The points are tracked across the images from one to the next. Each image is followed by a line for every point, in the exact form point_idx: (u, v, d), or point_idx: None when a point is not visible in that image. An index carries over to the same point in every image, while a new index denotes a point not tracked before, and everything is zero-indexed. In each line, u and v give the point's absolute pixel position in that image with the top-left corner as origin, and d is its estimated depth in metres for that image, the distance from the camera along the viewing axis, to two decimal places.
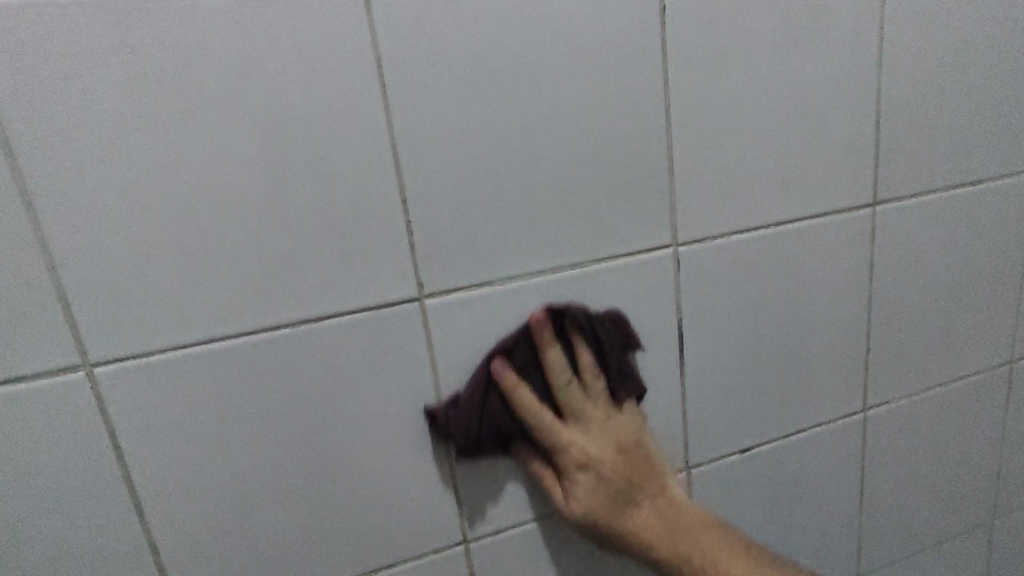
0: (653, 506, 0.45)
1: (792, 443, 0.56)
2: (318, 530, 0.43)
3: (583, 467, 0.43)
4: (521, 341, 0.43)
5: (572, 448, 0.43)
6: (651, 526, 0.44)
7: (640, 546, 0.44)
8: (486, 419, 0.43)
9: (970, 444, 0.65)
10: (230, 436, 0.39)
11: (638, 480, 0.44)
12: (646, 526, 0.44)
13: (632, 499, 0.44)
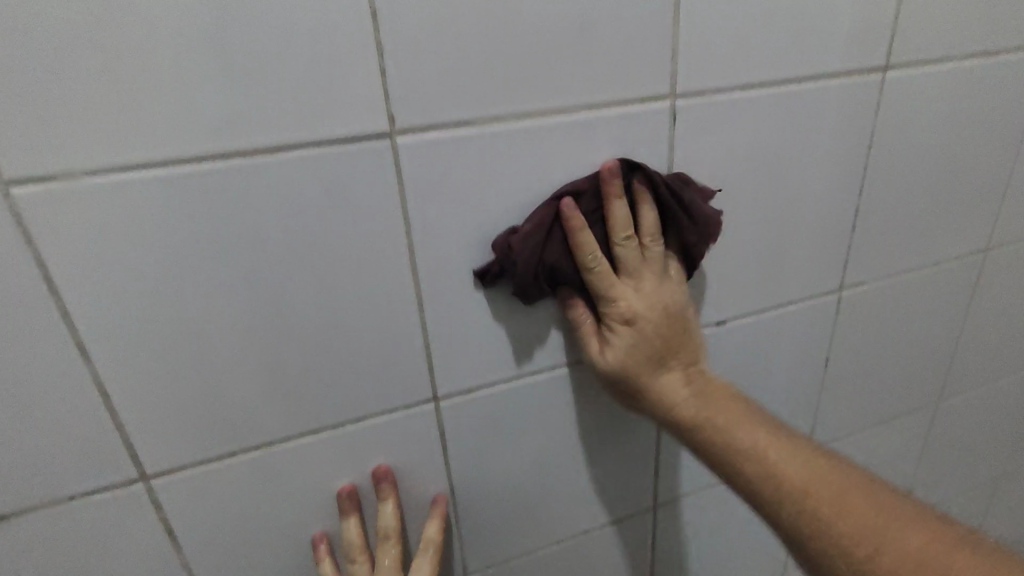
0: (685, 371, 0.45)
1: (767, 319, 0.56)
2: (283, 382, 0.41)
3: (625, 321, 0.43)
4: (590, 190, 0.42)
5: (619, 300, 0.43)
6: (679, 386, 0.44)
7: (665, 406, 0.44)
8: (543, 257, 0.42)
9: (932, 329, 0.67)
10: (180, 277, 0.36)
11: (675, 347, 0.44)
12: (672, 386, 0.44)
13: (665, 363, 0.45)
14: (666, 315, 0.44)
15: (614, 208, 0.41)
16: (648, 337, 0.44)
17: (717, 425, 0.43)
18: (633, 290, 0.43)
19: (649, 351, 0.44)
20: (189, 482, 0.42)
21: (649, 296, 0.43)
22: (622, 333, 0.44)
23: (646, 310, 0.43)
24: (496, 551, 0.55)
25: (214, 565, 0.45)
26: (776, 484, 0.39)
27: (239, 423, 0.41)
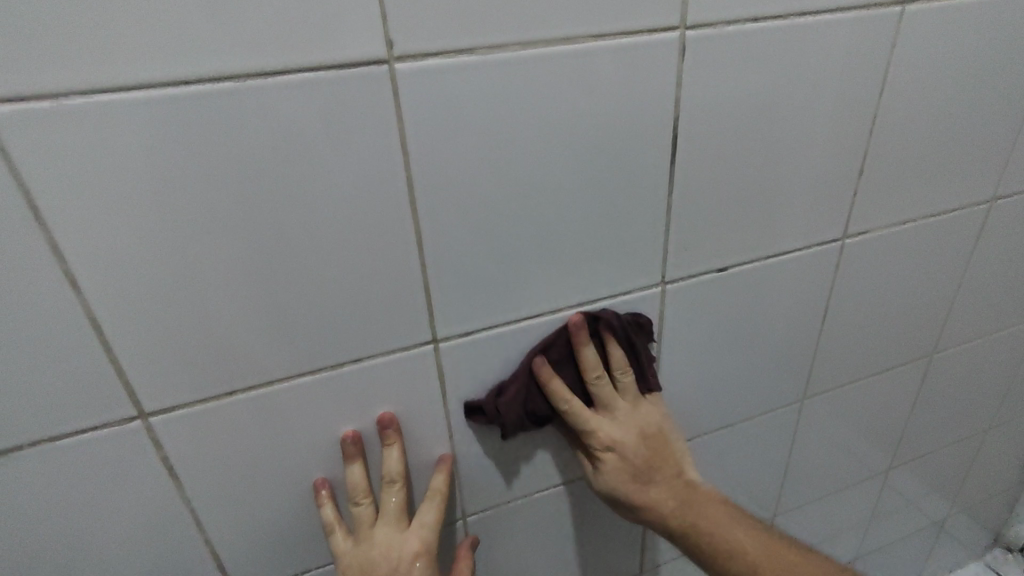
0: (667, 484, 0.52)
1: (767, 266, 0.56)
2: (280, 321, 0.41)
3: (607, 448, 0.51)
4: (558, 339, 0.49)
5: (599, 431, 0.50)
6: (663, 500, 0.52)
7: (654, 519, 0.52)
8: (523, 407, 0.49)
9: (932, 282, 0.67)
10: (171, 209, 0.35)
11: (656, 462, 0.52)
12: (659, 500, 0.52)
13: (649, 480, 0.52)
14: (644, 439, 0.52)
15: (586, 355, 0.49)
16: (626, 479, 0.51)
17: (699, 528, 0.51)
18: (615, 426, 0.51)
19: (633, 469, 0.51)
20: (188, 421, 0.42)
21: (625, 424, 0.51)
22: (607, 458, 0.51)
23: (627, 441, 0.51)
24: (496, 494, 0.56)
25: (216, 505, 0.46)
26: (755, 566, 0.49)
27: (237, 361, 0.41)
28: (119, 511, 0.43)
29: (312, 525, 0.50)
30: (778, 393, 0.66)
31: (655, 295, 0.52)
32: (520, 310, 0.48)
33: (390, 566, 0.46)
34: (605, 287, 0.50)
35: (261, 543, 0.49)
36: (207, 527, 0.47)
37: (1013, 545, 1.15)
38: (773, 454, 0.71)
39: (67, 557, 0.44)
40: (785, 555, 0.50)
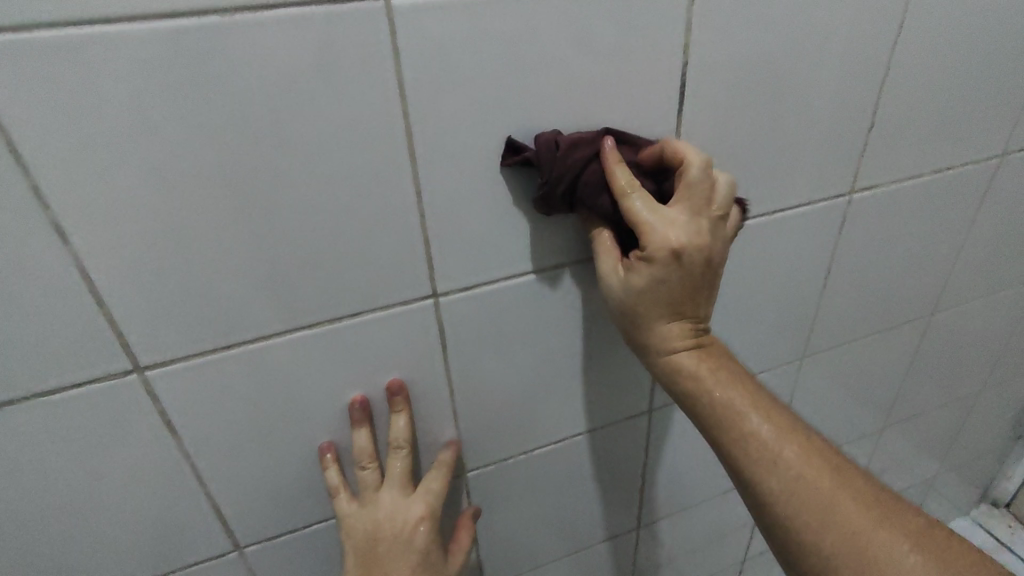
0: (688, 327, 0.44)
1: (772, 222, 0.55)
2: (276, 273, 0.40)
3: (669, 253, 0.39)
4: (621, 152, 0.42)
5: (660, 231, 0.39)
6: (683, 349, 0.44)
7: (670, 362, 0.44)
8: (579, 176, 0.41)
9: (937, 240, 0.66)
10: (159, 154, 0.34)
11: (697, 293, 0.42)
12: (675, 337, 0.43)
13: (675, 312, 0.42)
14: (699, 268, 0.41)
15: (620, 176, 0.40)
16: (668, 304, 0.42)
17: (731, 425, 0.43)
18: (670, 230, 0.39)
19: (673, 298, 0.42)
20: (185, 375, 0.41)
21: (691, 228, 0.40)
22: (660, 265, 0.40)
23: (690, 248, 0.40)
24: (496, 449, 0.56)
25: (216, 459, 0.46)
26: (798, 491, 0.42)
27: (234, 314, 0.40)
28: (119, 464, 0.43)
29: (313, 480, 0.50)
30: (778, 351, 0.66)
31: None
32: (521, 264, 0.47)
33: (395, 529, 0.48)
34: None
35: (262, 497, 0.49)
36: (208, 481, 0.47)
37: (998, 501, 1.18)
38: None
39: (68, 509, 0.44)
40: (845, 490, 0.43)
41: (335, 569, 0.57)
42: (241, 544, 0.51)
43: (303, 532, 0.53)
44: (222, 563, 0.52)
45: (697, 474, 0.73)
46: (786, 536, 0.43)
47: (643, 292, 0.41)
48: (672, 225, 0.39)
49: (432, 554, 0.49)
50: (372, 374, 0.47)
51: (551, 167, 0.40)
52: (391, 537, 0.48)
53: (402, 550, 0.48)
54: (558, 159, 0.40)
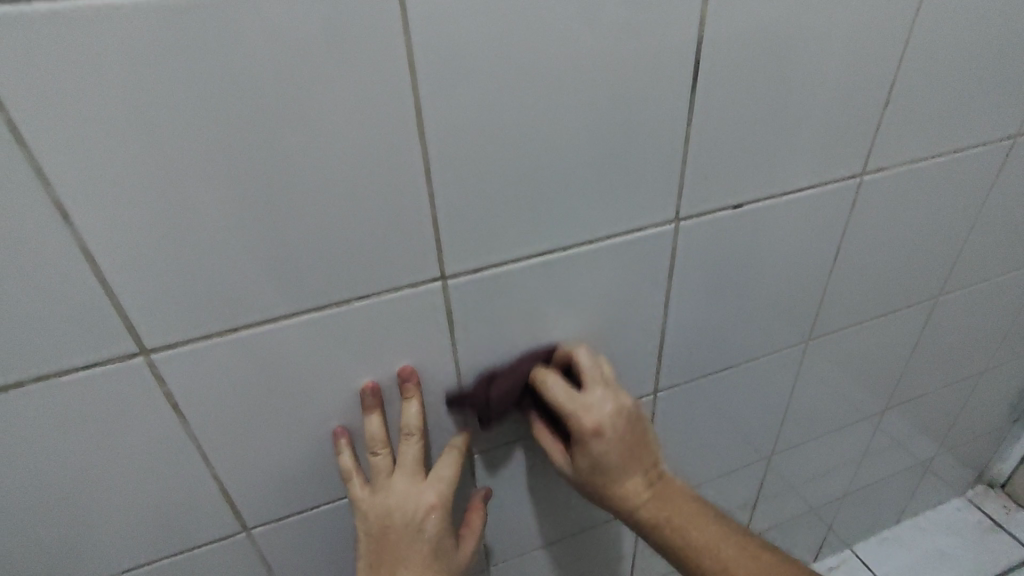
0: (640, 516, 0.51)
1: (783, 203, 0.54)
2: (283, 254, 0.39)
3: (596, 433, 0.49)
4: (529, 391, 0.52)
5: (581, 421, 0.49)
6: (634, 485, 0.51)
7: (625, 500, 0.51)
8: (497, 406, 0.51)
9: (947, 223, 0.66)
10: (163, 133, 0.33)
11: (636, 442, 0.51)
12: (640, 522, 0.51)
13: (630, 516, 0.52)
14: (629, 422, 0.50)
15: (548, 385, 0.50)
16: (608, 464, 0.50)
17: (684, 539, 0.49)
18: (590, 412, 0.49)
19: (618, 450, 0.50)
20: (191, 357, 0.41)
21: (616, 406, 0.49)
22: (592, 441, 0.49)
23: (611, 423, 0.49)
24: (503, 430, 0.57)
25: (224, 441, 0.45)
26: None
27: (240, 296, 0.40)
28: (126, 446, 0.43)
29: (321, 462, 0.50)
30: (784, 334, 0.65)
31: (669, 232, 0.51)
32: (530, 246, 0.46)
33: (404, 518, 0.48)
34: (618, 224, 0.49)
35: (270, 479, 0.49)
36: (216, 463, 0.46)
37: (994, 481, 1.19)
38: (774, 394, 0.72)
39: (77, 491, 0.43)
40: None
41: (343, 548, 0.57)
42: (249, 525, 0.51)
43: (311, 513, 0.53)
44: (231, 544, 0.52)
45: (701, 455, 0.73)
46: None
47: (584, 473, 0.52)
48: (589, 411, 0.49)
49: (441, 542, 0.49)
50: (379, 357, 0.47)
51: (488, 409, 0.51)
52: (400, 525, 0.48)
53: (411, 537, 0.48)
54: (492, 399, 0.51)
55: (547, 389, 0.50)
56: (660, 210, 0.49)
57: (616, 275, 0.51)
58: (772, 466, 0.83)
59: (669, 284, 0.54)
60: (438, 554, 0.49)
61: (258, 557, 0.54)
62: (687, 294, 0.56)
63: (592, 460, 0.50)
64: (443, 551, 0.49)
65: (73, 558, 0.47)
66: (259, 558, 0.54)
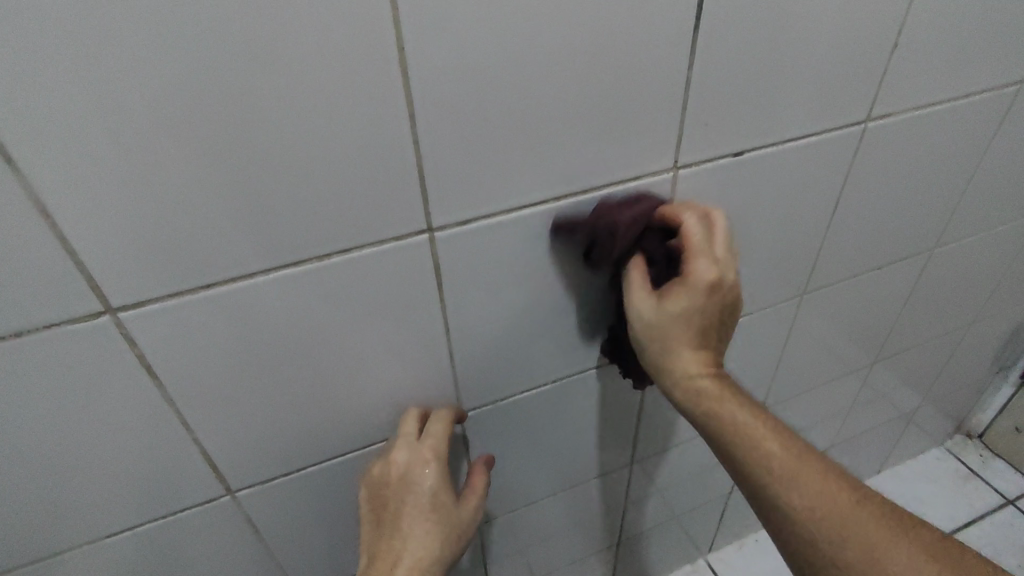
0: (715, 407, 0.47)
1: (785, 151, 0.52)
2: (257, 203, 0.37)
3: (715, 288, 0.45)
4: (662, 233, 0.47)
5: (699, 271, 0.44)
6: (706, 377, 0.47)
7: (697, 397, 0.47)
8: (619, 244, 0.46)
9: (948, 173, 0.65)
10: (114, 68, 0.30)
11: (720, 330, 0.47)
12: (709, 414, 0.47)
13: (706, 402, 0.47)
14: (730, 305, 0.47)
15: (687, 225, 0.45)
16: (685, 332, 0.47)
17: (753, 431, 0.46)
18: (719, 267, 0.45)
19: (706, 325, 0.46)
20: (163, 315, 0.39)
21: (729, 268, 0.46)
22: (709, 295, 0.45)
23: (729, 281, 0.45)
24: (494, 388, 0.55)
25: (204, 404, 0.44)
26: (818, 504, 0.44)
27: (213, 250, 0.37)
28: (99, 411, 0.41)
29: (307, 424, 0.49)
30: (779, 288, 0.64)
31: (666, 181, 0.49)
32: (522, 196, 0.44)
33: (400, 473, 0.49)
34: (615, 173, 0.46)
35: (253, 442, 0.48)
36: (195, 427, 0.45)
37: (972, 431, 1.23)
38: (766, 349, 0.72)
39: (48, 458, 0.41)
40: (861, 509, 0.44)
41: (333, 507, 0.56)
42: (233, 487, 0.50)
43: (300, 475, 0.52)
44: (215, 508, 0.50)
45: None
46: (811, 545, 0.44)
47: (664, 323, 0.47)
48: (717, 261, 0.45)
49: (441, 497, 0.49)
50: (364, 315, 0.45)
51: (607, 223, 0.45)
52: (397, 482, 0.49)
53: (409, 495, 0.48)
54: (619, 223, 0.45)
55: (685, 225, 0.45)
56: (658, 157, 0.47)
57: None
58: (762, 420, 0.83)
59: None
60: (439, 510, 0.49)
61: (245, 520, 0.53)
62: None
63: (685, 324, 0.46)
64: (443, 507, 0.49)
65: (50, 527, 0.45)
66: (245, 519, 0.53)
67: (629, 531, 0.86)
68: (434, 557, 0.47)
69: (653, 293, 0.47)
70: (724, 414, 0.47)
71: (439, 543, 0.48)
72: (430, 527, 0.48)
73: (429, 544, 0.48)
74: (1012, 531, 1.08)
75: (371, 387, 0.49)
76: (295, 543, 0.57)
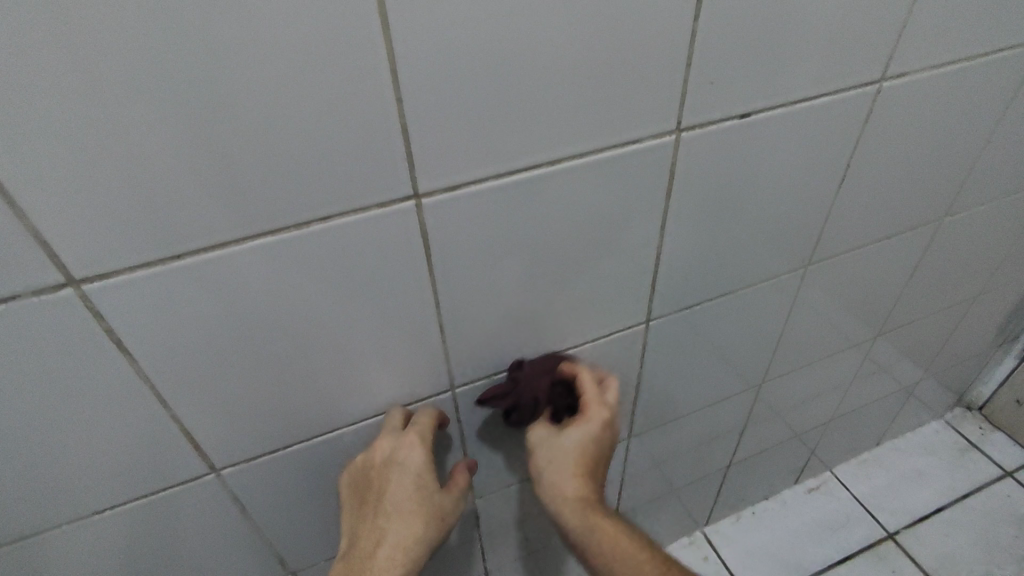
0: (592, 526, 0.51)
1: (795, 112, 0.49)
2: (228, 167, 0.34)
3: (597, 419, 0.53)
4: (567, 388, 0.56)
5: (571, 442, 0.54)
6: (586, 493, 0.52)
7: (574, 516, 0.52)
8: (528, 388, 0.53)
9: (962, 137, 0.62)
10: (61, 13, 0.27)
11: (597, 463, 0.54)
12: (586, 539, 0.51)
13: (587, 516, 0.51)
14: (608, 440, 0.55)
15: (583, 383, 0.54)
16: (573, 459, 0.53)
17: (625, 554, 0.50)
18: (606, 411, 0.54)
19: (586, 462, 0.54)
20: (131, 286, 0.36)
21: (613, 411, 0.54)
22: (591, 420, 0.53)
23: (609, 422, 0.54)
24: (488, 363, 0.54)
25: (182, 380, 0.42)
26: None
27: (183, 217, 0.35)
28: (70, 389, 0.39)
29: (292, 400, 0.47)
30: (783, 258, 0.62)
31: (669, 143, 0.46)
32: (514, 161, 0.41)
33: (385, 459, 0.50)
34: (615, 135, 0.43)
35: (237, 419, 0.46)
36: (174, 404, 0.43)
37: (972, 404, 1.22)
38: (769, 321, 0.70)
39: (17, 438, 0.40)
40: None
41: (322, 484, 0.55)
42: (217, 466, 0.48)
43: (286, 452, 0.50)
44: (200, 486, 0.49)
45: (692, 384, 0.71)
46: None
47: (552, 458, 0.54)
48: (603, 403, 0.54)
49: (425, 481, 0.51)
50: (349, 287, 0.42)
51: (524, 390, 0.53)
52: (382, 465, 0.50)
53: (394, 478, 0.50)
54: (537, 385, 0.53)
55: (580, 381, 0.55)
56: (661, 118, 0.44)
57: (609, 195, 0.47)
58: (761, 393, 0.82)
59: (668, 203, 0.50)
60: (422, 493, 0.51)
61: (231, 497, 0.51)
62: (686, 215, 0.52)
63: (577, 455, 0.53)
64: (427, 490, 0.51)
65: (26, 507, 0.44)
66: (232, 497, 0.51)
67: (626, 505, 0.86)
68: (418, 536, 0.50)
69: (550, 430, 0.55)
70: (584, 516, 0.52)
71: (423, 524, 0.50)
72: (413, 510, 0.50)
73: (411, 526, 0.50)
74: (1009, 503, 1.08)
75: (358, 362, 0.47)
76: (285, 520, 0.56)
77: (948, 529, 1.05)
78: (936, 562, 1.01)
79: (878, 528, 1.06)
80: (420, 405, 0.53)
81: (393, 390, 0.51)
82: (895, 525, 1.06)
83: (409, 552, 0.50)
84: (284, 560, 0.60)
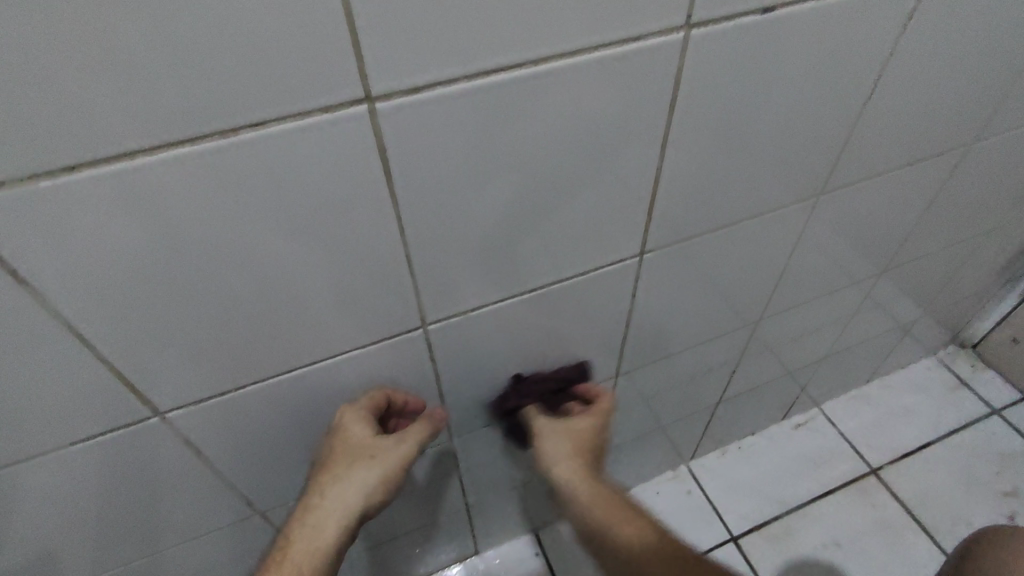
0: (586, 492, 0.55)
1: (825, 11, 0.42)
2: (120, 57, 0.27)
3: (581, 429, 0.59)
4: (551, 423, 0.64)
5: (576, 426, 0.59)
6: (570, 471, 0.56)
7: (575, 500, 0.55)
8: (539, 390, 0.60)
9: (1006, 48, 0.54)
10: None
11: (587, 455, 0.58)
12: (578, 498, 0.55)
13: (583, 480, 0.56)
14: (584, 443, 0.59)
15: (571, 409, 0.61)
16: (578, 450, 0.58)
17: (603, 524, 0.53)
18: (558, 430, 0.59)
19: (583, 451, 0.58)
20: (19, 206, 0.30)
21: (569, 428, 0.59)
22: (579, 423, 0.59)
23: (576, 434, 0.58)
24: (462, 299, 0.49)
25: (101, 315, 0.36)
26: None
27: (71, 118, 0.28)
28: None
29: (238, 338, 0.42)
30: (793, 186, 0.56)
31: (675, 45, 0.39)
32: (489, 59, 0.34)
33: (343, 441, 0.50)
34: (611, 30, 0.36)
35: (176, 359, 0.41)
36: (97, 342, 0.38)
37: (966, 341, 1.20)
38: (771, 256, 0.65)
39: None
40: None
41: (283, 427, 0.51)
42: (161, 409, 0.44)
43: (240, 395, 0.46)
44: (143, 430, 0.45)
45: (685, 321, 0.67)
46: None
47: (573, 434, 0.58)
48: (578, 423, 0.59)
49: (373, 453, 0.50)
50: (292, 211, 0.36)
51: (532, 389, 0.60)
52: (339, 440, 0.50)
53: (336, 445, 0.50)
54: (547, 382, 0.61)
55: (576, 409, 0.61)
56: (668, 12, 0.37)
57: (600, 108, 0.40)
58: (756, 331, 0.78)
59: (669, 118, 0.43)
60: (354, 461, 0.50)
61: (182, 441, 0.47)
62: (689, 134, 0.45)
63: (574, 439, 0.58)
64: (362, 460, 0.50)
65: None
66: (182, 441, 0.47)
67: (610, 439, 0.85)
68: (355, 509, 0.49)
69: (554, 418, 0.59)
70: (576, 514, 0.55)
71: (353, 493, 0.49)
72: (346, 477, 0.49)
73: (331, 493, 0.49)
74: (993, 440, 1.08)
75: (313, 298, 0.42)
76: (246, 463, 0.53)
77: (930, 465, 1.05)
78: (916, 498, 1.01)
79: (861, 463, 1.06)
80: (388, 345, 0.49)
81: (357, 328, 0.46)
82: (878, 461, 1.06)
83: (341, 519, 0.49)
84: (249, 502, 0.57)
